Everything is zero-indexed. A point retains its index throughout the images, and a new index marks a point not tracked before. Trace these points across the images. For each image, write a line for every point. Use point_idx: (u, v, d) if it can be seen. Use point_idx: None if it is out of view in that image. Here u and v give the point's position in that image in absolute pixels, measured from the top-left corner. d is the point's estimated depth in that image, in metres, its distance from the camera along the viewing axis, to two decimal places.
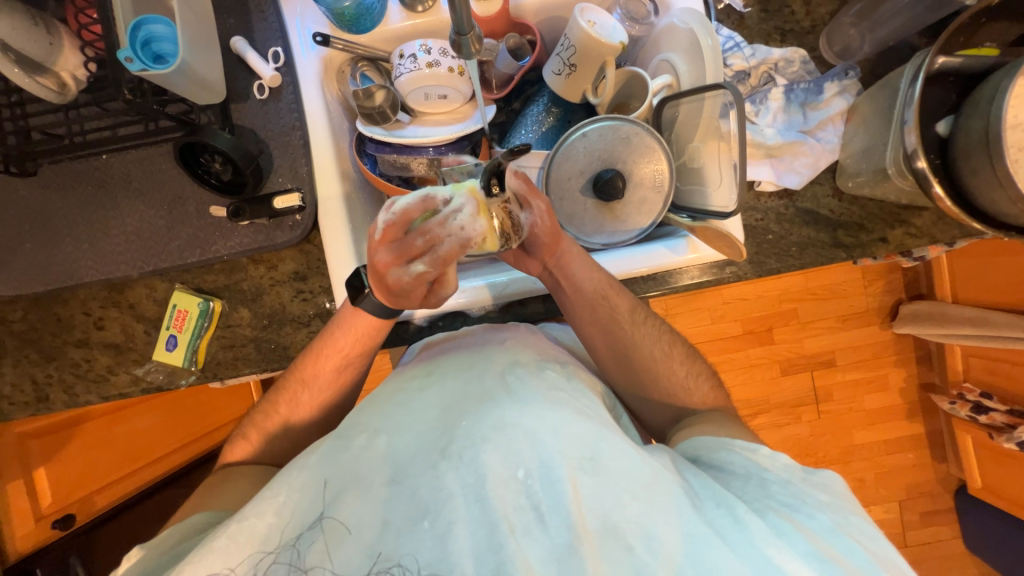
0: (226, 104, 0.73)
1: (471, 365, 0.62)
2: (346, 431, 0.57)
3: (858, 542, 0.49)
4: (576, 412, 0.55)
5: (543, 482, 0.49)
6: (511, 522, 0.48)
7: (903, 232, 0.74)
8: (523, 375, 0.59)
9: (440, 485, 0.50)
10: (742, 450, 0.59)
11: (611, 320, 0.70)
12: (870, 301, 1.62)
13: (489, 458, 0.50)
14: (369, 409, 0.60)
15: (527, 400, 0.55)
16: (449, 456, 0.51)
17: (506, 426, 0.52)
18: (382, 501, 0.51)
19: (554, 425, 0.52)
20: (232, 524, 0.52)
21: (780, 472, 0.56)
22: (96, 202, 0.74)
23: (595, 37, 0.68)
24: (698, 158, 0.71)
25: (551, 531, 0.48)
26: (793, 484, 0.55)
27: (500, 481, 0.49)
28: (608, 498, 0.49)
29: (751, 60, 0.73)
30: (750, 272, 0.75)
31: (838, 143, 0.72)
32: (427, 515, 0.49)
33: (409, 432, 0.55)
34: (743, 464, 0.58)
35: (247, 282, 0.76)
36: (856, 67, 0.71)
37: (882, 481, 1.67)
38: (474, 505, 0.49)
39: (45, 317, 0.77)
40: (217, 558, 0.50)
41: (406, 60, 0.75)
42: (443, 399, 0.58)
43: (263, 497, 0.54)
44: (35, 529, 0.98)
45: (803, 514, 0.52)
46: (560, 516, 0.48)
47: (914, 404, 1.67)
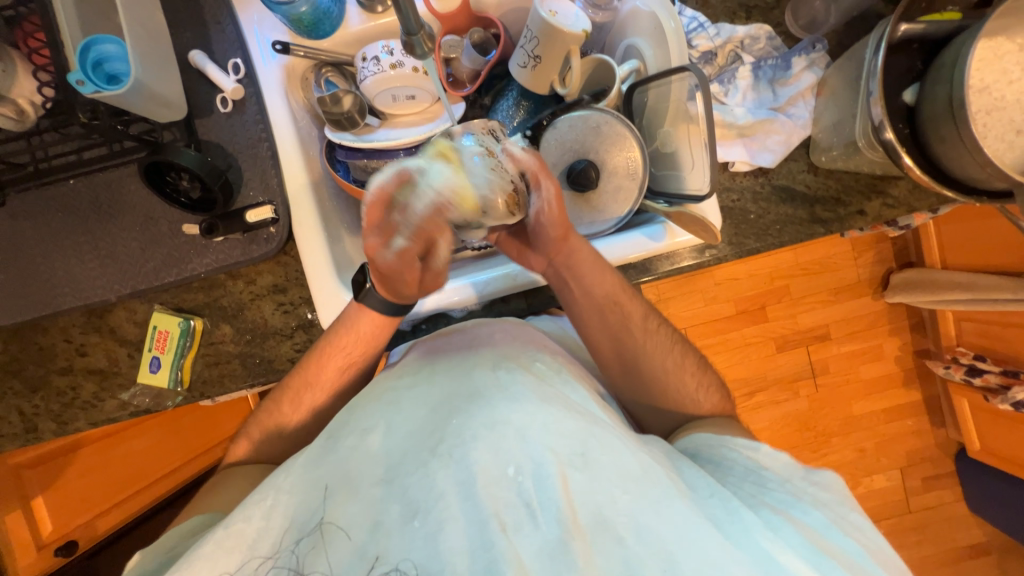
0: (190, 120, 0.72)
1: (460, 362, 0.61)
2: (337, 431, 0.57)
3: (855, 540, 0.50)
4: (566, 407, 0.54)
5: (534, 478, 0.49)
6: (502, 518, 0.48)
7: (880, 203, 0.73)
8: (513, 370, 0.58)
9: (431, 485, 0.50)
10: (742, 447, 0.60)
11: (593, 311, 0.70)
12: (860, 273, 1.62)
13: (478, 455, 0.50)
14: (361, 406, 0.59)
15: (517, 396, 0.54)
16: (440, 456, 0.51)
17: (496, 423, 0.52)
18: (374, 502, 0.51)
19: (545, 421, 0.52)
20: (220, 529, 0.52)
21: (778, 471, 0.57)
22: (67, 228, 0.74)
23: (558, 26, 0.66)
24: (670, 142, 0.71)
25: (543, 526, 0.48)
26: (792, 482, 0.56)
27: (491, 479, 0.49)
28: (598, 492, 0.49)
29: (716, 39, 0.72)
30: (730, 254, 0.75)
31: (810, 119, 0.72)
32: (418, 515, 0.49)
33: (401, 431, 0.55)
34: (742, 461, 0.59)
35: (227, 298, 0.76)
36: (823, 40, 0.70)
37: (882, 450, 1.68)
38: (466, 504, 0.48)
39: (27, 347, 0.77)
40: (209, 564, 0.51)
41: (370, 63, 0.74)
42: (431, 398, 0.57)
43: (248, 504, 0.54)
44: (40, 557, 1.00)
45: (799, 510, 0.52)
46: (552, 511, 0.48)
47: (910, 371, 1.68)
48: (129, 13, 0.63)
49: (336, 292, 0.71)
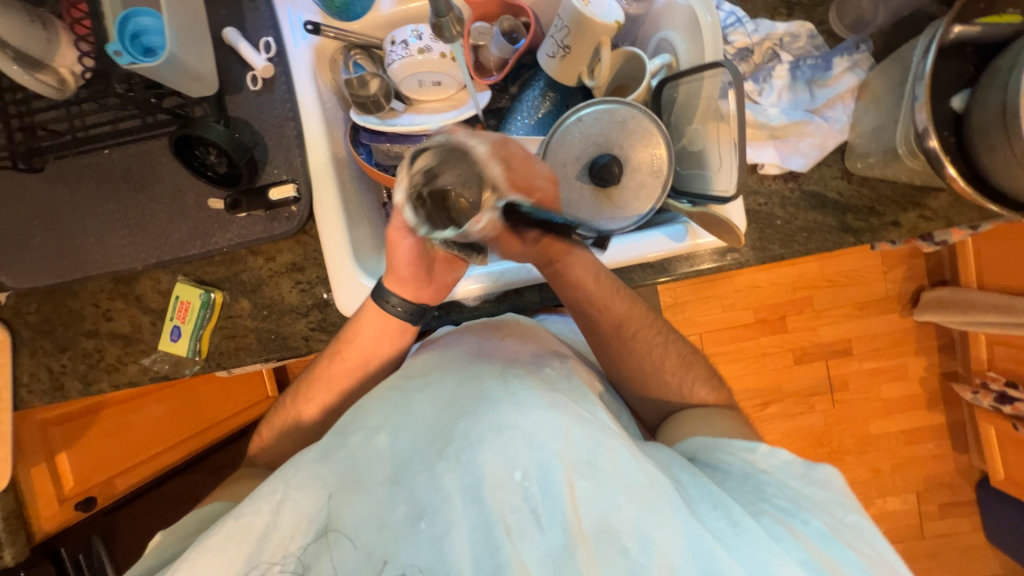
0: (220, 96, 0.73)
1: (469, 363, 0.60)
2: (342, 427, 0.57)
3: (857, 553, 0.48)
4: (576, 412, 0.53)
5: (540, 484, 0.49)
6: (507, 523, 0.48)
7: (917, 215, 0.70)
8: (521, 376, 0.58)
9: (438, 486, 0.50)
10: (738, 450, 0.58)
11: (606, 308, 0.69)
12: (889, 288, 1.56)
13: (485, 459, 0.50)
14: (368, 404, 0.58)
15: (526, 402, 0.54)
16: (447, 458, 0.51)
17: (503, 427, 0.52)
18: (380, 499, 0.51)
19: (553, 427, 0.51)
20: (224, 526, 0.51)
21: (776, 474, 0.55)
22: (100, 196, 0.76)
23: (590, 16, 0.66)
24: (699, 140, 0.69)
25: (548, 534, 0.48)
26: (788, 485, 0.54)
27: (498, 484, 0.49)
28: (603, 502, 0.49)
29: (754, 35, 0.70)
30: (753, 259, 0.72)
31: (847, 123, 0.68)
32: (424, 517, 0.49)
33: (407, 430, 0.55)
34: (738, 464, 0.57)
35: (247, 273, 0.78)
36: (867, 40, 0.68)
37: (899, 472, 1.63)
38: (473, 508, 0.49)
39: (58, 309, 0.80)
40: (213, 560, 0.49)
41: (398, 47, 0.74)
42: (439, 398, 0.57)
43: (257, 496, 0.53)
44: (60, 510, 0.99)
45: (799, 519, 0.50)
46: (557, 519, 0.48)
47: (935, 393, 1.61)
48: None
49: (354, 274, 0.73)
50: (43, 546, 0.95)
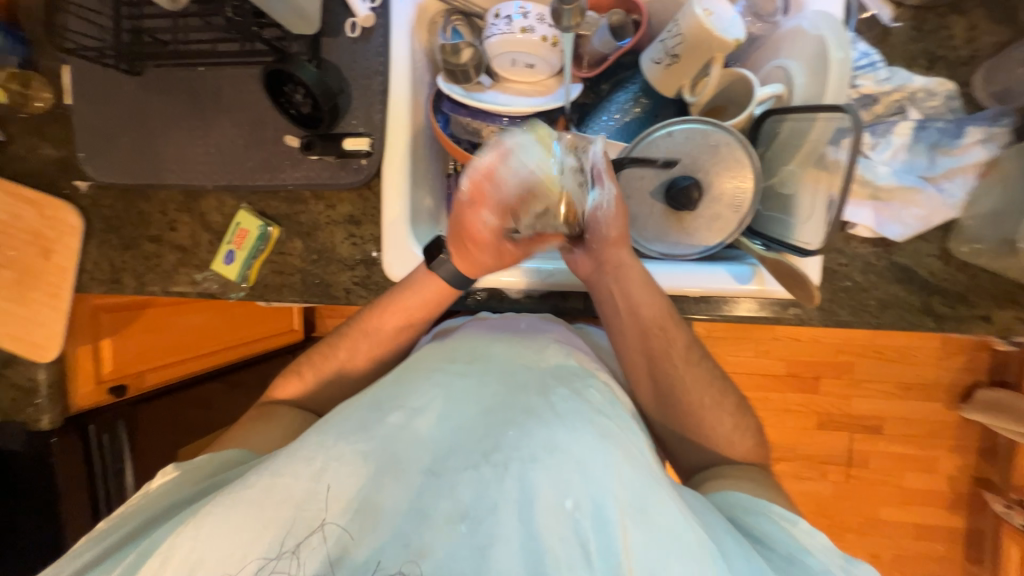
0: (318, 37, 0.73)
1: (513, 368, 0.57)
2: (381, 403, 0.54)
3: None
4: (626, 447, 0.49)
5: (592, 519, 0.45)
6: (556, 555, 0.44)
7: (1013, 315, 0.64)
8: (568, 394, 0.53)
9: (483, 494, 0.47)
10: (778, 518, 0.54)
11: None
12: (941, 376, 1.46)
13: (536, 477, 0.46)
14: (410, 381, 0.56)
15: (577, 425, 0.50)
16: (494, 465, 0.48)
17: (555, 449, 0.48)
18: (416, 490, 0.48)
19: (605, 460, 0.47)
20: (264, 480, 0.49)
21: (820, 558, 0.51)
22: (187, 111, 0.79)
23: (708, 29, 0.61)
24: (793, 183, 0.64)
25: (597, 575, 0.43)
26: (830, 570, 0.50)
27: (546, 507, 0.45)
28: (656, 553, 0.44)
29: (885, 84, 0.64)
30: (816, 319, 0.68)
31: (963, 200, 0.62)
32: (466, 522, 0.45)
33: (449, 425, 0.52)
34: (781, 535, 0.53)
35: (306, 215, 0.79)
36: (1010, 114, 0.61)
37: (899, 565, 1.55)
38: (519, 527, 0.45)
39: (129, 209, 0.84)
40: (248, 514, 0.47)
41: (501, 21, 0.72)
42: (484, 397, 0.54)
43: (297, 456, 0.50)
44: (95, 391, 1.04)
45: None
46: (607, 561, 0.43)
47: (962, 496, 1.51)
48: None
49: (405, 240, 0.73)
50: (75, 418, 1.01)
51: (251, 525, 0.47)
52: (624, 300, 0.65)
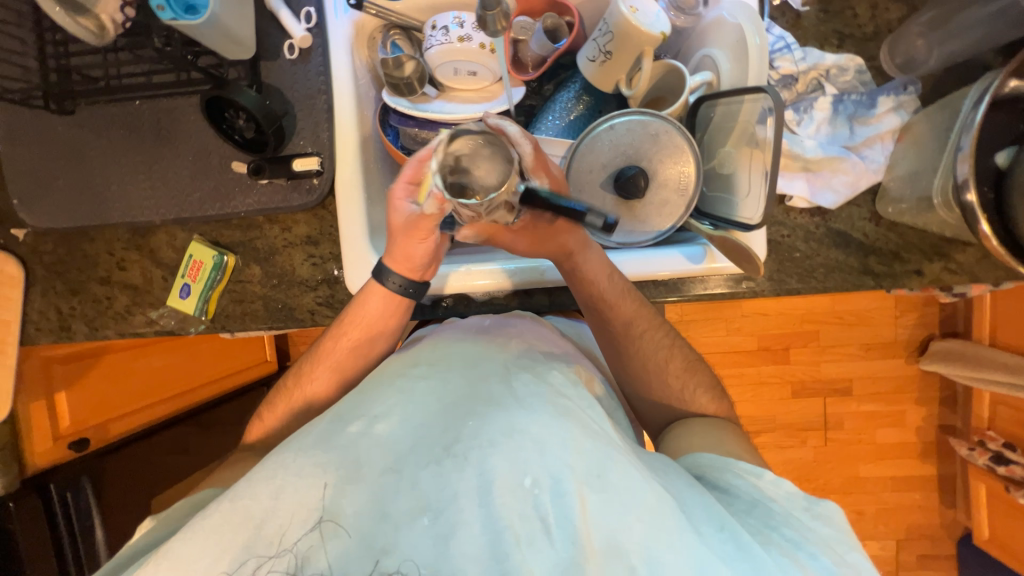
0: (255, 61, 0.72)
1: (476, 362, 0.58)
2: (342, 412, 0.54)
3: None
4: (584, 423, 0.50)
5: (551, 493, 0.46)
6: (516, 532, 0.45)
7: (941, 266, 0.69)
8: (527, 379, 0.55)
9: (444, 485, 0.47)
10: (744, 473, 0.55)
11: (614, 319, 0.69)
12: (898, 333, 1.54)
13: (495, 462, 0.47)
14: (371, 389, 0.55)
15: (536, 406, 0.51)
16: (453, 455, 0.48)
17: (514, 431, 0.48)
18: (378, 489, 0.47)
19: (565, 436, 0.48)
20: (219, 505, 0.48)
21: (782, 503, 0.52)
22: (126, 146, 0.76)
23: (635, 26, 0.64)
24: (729, 163, 0.68)
25: (557, 545, 0.44)
26: (793, 515, 0.51)
27: (507, 488, 0.46)
28: (614, 518, 0.45)
29: (801, 64, 0.68)
30: (768, 289, 0.71)
31: (885, 164, 0.67)
32: (428, 512, 0.46)
33: (408, 425, 0.51)
34: (746, 488, 0.54)
35: (262, 241, 0.78)
36: (915, 82, 0.67)
37: (882, 518, 1.62)
38: (480, 510, 0.46)
39: (73, 252, 0.81)
40: (203, 545, 0.46)
41: (438, 32, 0.74)
42: (444, 392, 0.54)
43: (258, 479, 0.49)
44: (54, 447, 0.99)
45: (805, 552, 0.47)
46: (567, 530, 0.44)
47: (931, 444, 1.60)
48: None
49: (365, 254, 0.72)
50: (33, 479, 0.95)
51: (212, 554, 0.46)
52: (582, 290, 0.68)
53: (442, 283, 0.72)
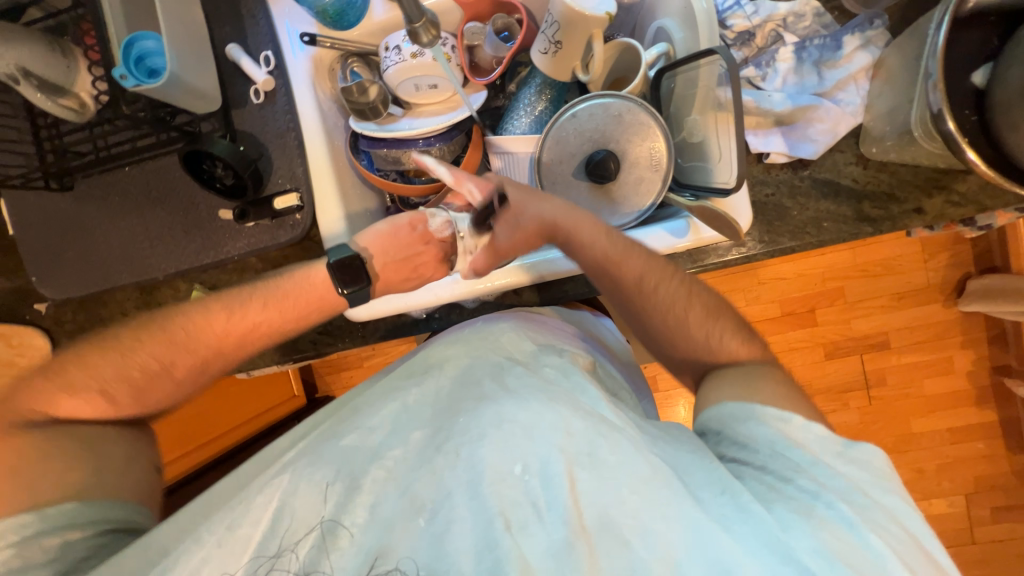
0: (225, 110, 0.75)
1: (468, 364, 0.60)
2: (335, 430, 0.56)
3: (882, 537, 0.45)
4: (575, 406, 0.51)
5: (542, 478, 0.46)
6: (508, 517, 0.45)
7: (943, 200, 0.65)
8: (518, 375, 0.57)
9: (437, 482, 0.48)
10: (772, 420, 0.53)
11: (610, 285, 0.65)
12: (930, 276, 1.45)
13: (485, 454, 0.48)
14: (364, 406, 0.58)
15: (526, 396, 0.52)
16: (445, 452, 0.49)
17: (503, 421, 0.50)
18: (378, 495, 0.49)
19: (552, 421, 0.49)
20: (221, 529, 0.50)
21: (810, 448, 0.51)
22: (121, 211, 0.81)
23: (579, 11, 0.64)
24: (698, 131, 0.66)
25: (550, 526, 0.45)
26: (821, 462, 0.50)
27: (498, 477, 0.47)
28: (606, 493, 0.45)
29: (754, 18, 0.66)
30: (761, 252, 0.69)
31: (862, 105, 0.64)
32: (423, 512, 0.47)
33: (403, 433, 0.53)
34: (770, 434, 0.52)
35: (257, 280, 0.81)
36: (881, 15, 0.64)
37: (945, 474, 1.53)
38: (472, 503, 0.46)
39: (91, 317, 0.86)
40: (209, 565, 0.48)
41: (392, 52, 0.75)
42: (438, 395, 0.57)
43: (251, 504, 0.50)
44: None
45: (821, 503, 0.47)
46: (559, 511, 0.45)
47: (986, 388, 1.50)
48: (169, 11, 0.67)
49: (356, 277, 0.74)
50: None
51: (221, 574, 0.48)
52: (569, 250, 0.66)
53: (430, 294, 0.73)
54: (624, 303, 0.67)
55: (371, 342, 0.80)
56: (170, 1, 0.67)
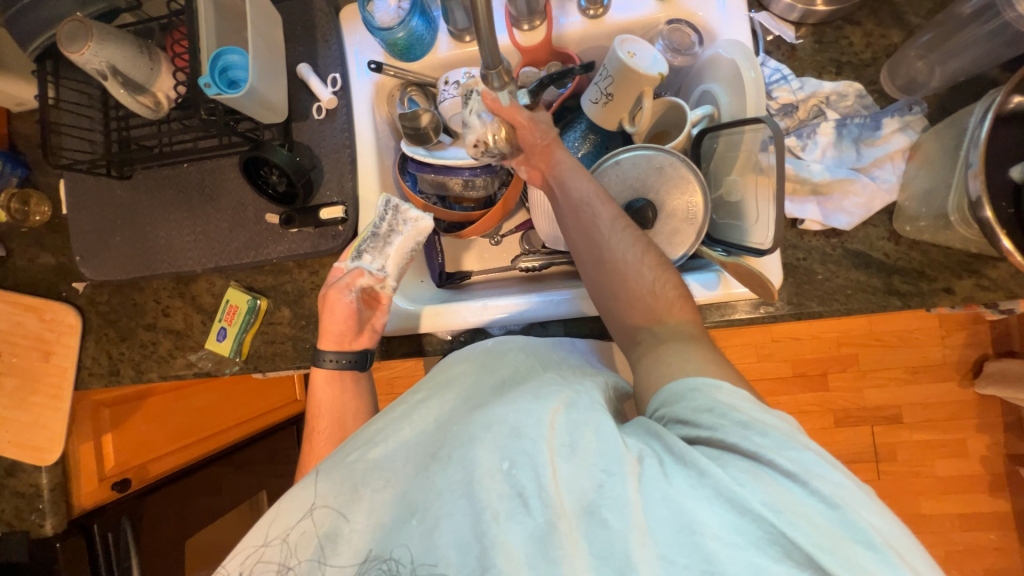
0: (288, 123, 0.80)
1: (476, 377, 0.60)
2: (346, 444, 0.54)
3: (826, 487, 0.40)
4: (562, 399, 0.50)
5: (523, 467, 0.45)
6: (495, 509, 0.44)
7: (973, 283, 0.66)
8: (517, 386, 0.56)
9: (430, 485, 0.47)
10: (703, 389, 0.48)
11: (590, 256, 0.64)
12: (948, 354, 1.44)
13: (477, 454, 0.46)
14: (370, 420, 0.57)
15: (517, 398, 0.51)
16: (439, 459, 0.49)
17: (492, 422, 0.48)
18: (378, 504, 0.49)
19: (539, 416, 0.48)
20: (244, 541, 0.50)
21: (744, 411, 0.46)
22: (173, 204, 0.84)
23: (634, 67, 0.68)
24: (736, 191, 0.69)
25: (532, 515, 0.43)
26: (756, 419, 0.45)
27: (487, 473, 0.45)
28: (587, 479, 0.43)
29: (800, 92, 0.71)
30: (788, 314, 0.70)
31: (897, 183, 0.67)
32: (416, 513, 0.46)
33: (405, 444, 0.53)
34: (704, 400, 0.47)
35: (292, 284, 0.84)
36: (920, 103, 0.67)
37: (954, 562, 1.46)
38: (461, 499, 0.45)
39: (125, 301, 0.89)
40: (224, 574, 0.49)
41: (451, 86, 0.79)
42: (438, 412, 0.56)
43: (268, 518, 0.50)
44: (100, 488, 1.02)
45: (765, 464, 0.42)
46: (539, 499, 0.43)
47: (1001, 476, 1.45)
48: (257, 30, 0.72)
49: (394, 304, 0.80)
50: (79, 520, 0.98)
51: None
52: (562, 194, 0.67)
53: (458, 316, 0.77)
54: (591, 256, 0.63)
55: (393, 357, 0.81)
56: (259, 22, 0.73)
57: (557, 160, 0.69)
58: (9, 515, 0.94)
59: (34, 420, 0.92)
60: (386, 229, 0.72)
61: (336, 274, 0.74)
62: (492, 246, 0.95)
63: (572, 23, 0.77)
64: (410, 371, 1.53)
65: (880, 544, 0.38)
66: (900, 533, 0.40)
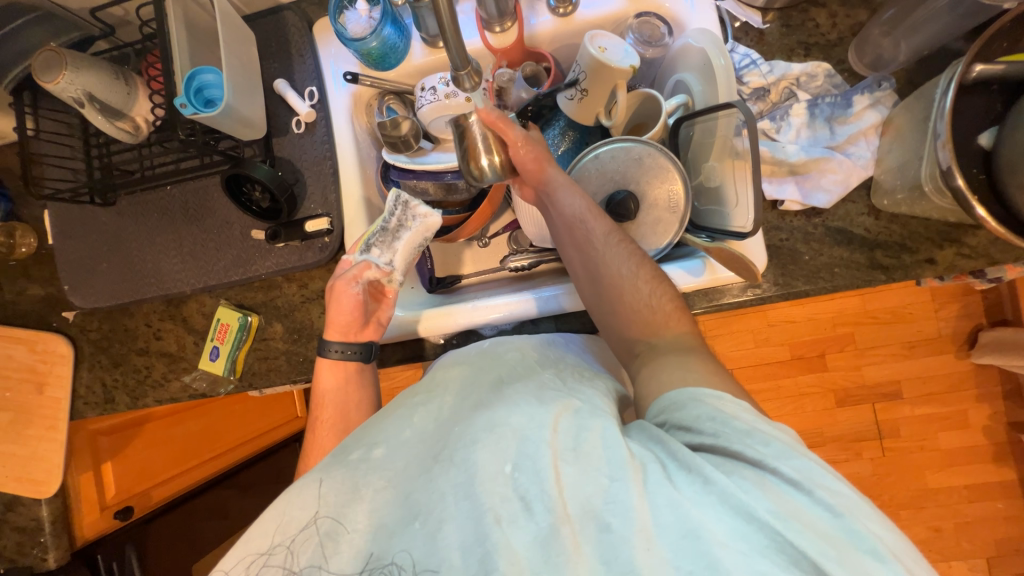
0: (268, 139, 0.81)
1: (475, 377, 0.60)
2: (346, 444, 0.54)
3: (830, 497, 0.41)
4: (566, 404, 0.50)
5: (527, 471, 0.45)
6: (497, 511, 0.44)
7: (954, 252, 0.67)
8: (517, 386, 0.56)
9: (432, 490, 0.47)
10: (707, 398, 0.48)
11: (586, 268, 0.65)
12: (941, 327, 1.45)
13: (479, 457, 0.47)
14: (372, 422, 0.56)
15: (518, 401, 0.51)
16: (442, 461, 0.48)
17: (495, 426, 0.49)
18: (379, 504, 0.48)
19: (542, 420, 0.48)
20: (241, 543, 0.49)
21: (748, 419, 0.46)
22: (158, 227, 0.85)
23: (605, 62, 0.68)
24: (715, 177, 0.70)
25: (535, 518, 0.43)
26: (760, 429, 0.45)
27: (489, 476, 0.45)
28: (591, 483, 0.43)
29: (769, 76, 0.72)
30: (775, 294, 0.70)
31: (872, 159, 0.68)
32: (417, 516, 0.46)
33: (406, 444, 0.52)
34: (706, 408, 0.47)
35: (282, 299, 0.84)
36: (889, 78, 0.69)
37: (964, 534, 1.47)
38: (463, 501, 0.45)
39: (116, 327, 0.89)
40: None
41: (427, 92, 0.79)
42: (438, 412, 0.56)
43: (269, 517, 0.49)
44: (102, 517, 1.01)
45: (770, 472, 0.42)
46: (542, 502, 0.43)
47: (1003, 445, 1.45)
48: (230, 49, 0.73)
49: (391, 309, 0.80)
50: (82, 551, 0.97)
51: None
52: (556, 211, 0.67)
53: (451, 320, 0.77)
54: (587, 269, 0.65)
55: (387, 365, 0.81)
56: (232, 41, 0.74)
57: (549, 177, 0.67)
58: (11, 550, 0.93)
59: (32, 453, 0.91)
60: (396, 223, 0.73)
61: (343, 267, 0.73)
62: (480, 248, 0.95)
63: (542, 23, 0.78)
64: (409, 380, 1.52)
65: (885, 553, 0.38)
66: (899, 541, 0.41)
